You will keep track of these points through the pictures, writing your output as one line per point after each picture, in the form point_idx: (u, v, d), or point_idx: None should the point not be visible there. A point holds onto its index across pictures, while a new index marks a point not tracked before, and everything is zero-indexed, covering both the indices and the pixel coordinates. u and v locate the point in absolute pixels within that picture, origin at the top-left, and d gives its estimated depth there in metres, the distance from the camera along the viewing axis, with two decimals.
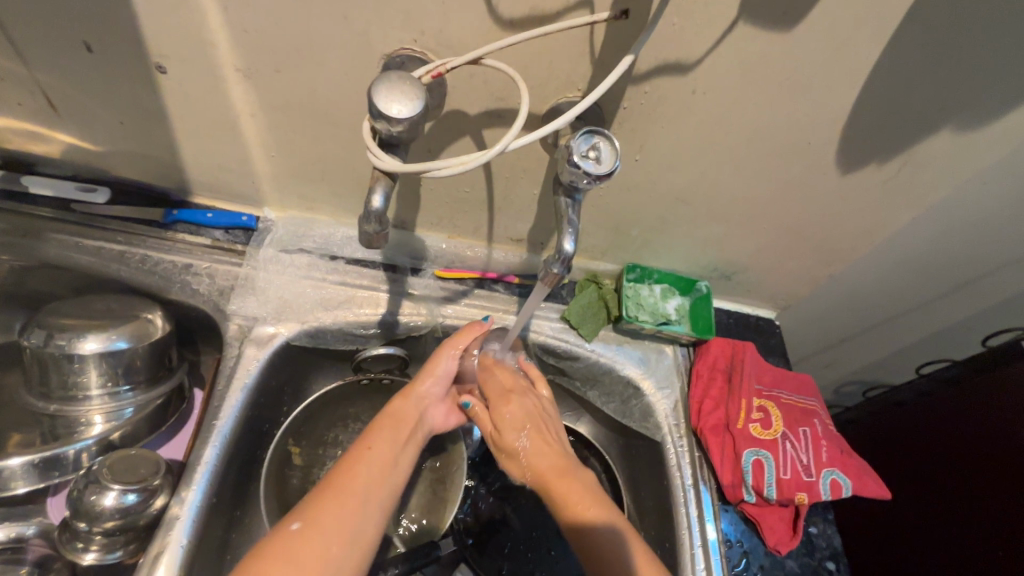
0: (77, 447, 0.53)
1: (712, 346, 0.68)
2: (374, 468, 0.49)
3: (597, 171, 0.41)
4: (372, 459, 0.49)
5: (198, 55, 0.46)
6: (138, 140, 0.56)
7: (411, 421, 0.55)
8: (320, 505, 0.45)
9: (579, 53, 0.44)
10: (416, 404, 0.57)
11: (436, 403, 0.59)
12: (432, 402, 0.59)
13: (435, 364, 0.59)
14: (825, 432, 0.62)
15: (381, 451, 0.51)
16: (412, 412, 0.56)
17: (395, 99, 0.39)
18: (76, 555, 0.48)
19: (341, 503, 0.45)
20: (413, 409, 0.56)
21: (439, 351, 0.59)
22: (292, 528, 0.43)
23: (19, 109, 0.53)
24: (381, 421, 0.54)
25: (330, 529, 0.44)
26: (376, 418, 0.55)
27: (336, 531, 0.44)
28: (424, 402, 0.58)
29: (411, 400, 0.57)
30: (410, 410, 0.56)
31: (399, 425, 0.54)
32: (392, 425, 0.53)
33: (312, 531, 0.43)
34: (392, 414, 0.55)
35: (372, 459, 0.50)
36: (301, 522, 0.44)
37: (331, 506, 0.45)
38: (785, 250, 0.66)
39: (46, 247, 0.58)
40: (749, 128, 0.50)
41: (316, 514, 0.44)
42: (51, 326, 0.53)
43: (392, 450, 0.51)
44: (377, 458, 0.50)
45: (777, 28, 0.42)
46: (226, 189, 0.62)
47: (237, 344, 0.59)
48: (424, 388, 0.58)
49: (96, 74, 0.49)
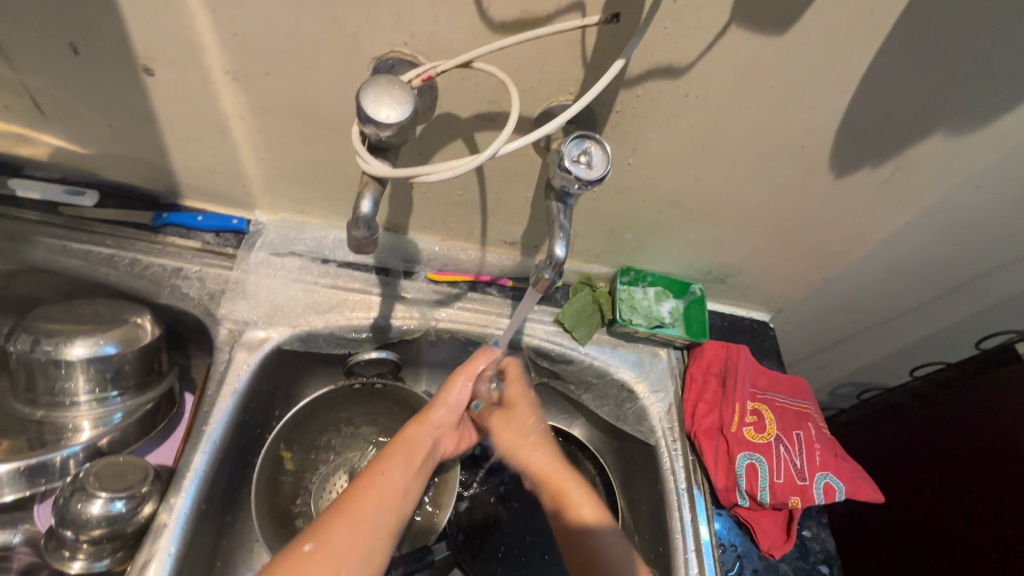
0: (63, 453, 0.52)
1: (706, 350, 0.68)
2: (385, 494, 0.49)
3: (588, 176, 0.41)
4: (385, 487, 0.50)
5: (187, 58, 0.46)
6: (126, 143, 0.55)
7: (425, 447, 0.55)
8: (332, 527, 0.46)
9: (570, 57, 0.44)
10: (430, 429, 0.56)
11: (450, 429, 0.59)
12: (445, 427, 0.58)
13: (448, 393, 0.58)
14: (818, 435, 0.62)
15: (394, 478, 0.51)
16: (427, 438, 0.56)
17: (384, 103, 0.39)
18: (63, 563, 0.47)
19: (353, 525, 0.46)
20: (428, 435, 0.56)
21: (455, 376, 0.59)
22: (303, 549, 0.44)
23: (5, 111, 0.53)
24: (394, 447, 0.53)
25: (339, 553, 0.44)
26: (391, 442, 0.54)
27: (346, 555, 0.45)
28: (439, 427, 0.57)
29: (425, 426, 0.56)
30: (424, 436, 0.56)
31: (413, 450, 0.54)
32: (407, 451, 0.53)
33: (323, 553, 0.44)
34: (406, 440, 0.54)
35: (385, 485, 0.50)
36: (312, 544, 0.44)
37: (342, 530, 0.46)
38: (778, 253, 0.66)
39: (33, 251, 0.57)
40: (742, 131, 0.50)
41: (328, 537, 0.45)
42: (38, 331, 0.52)
43: (404, 477, 0.51)
44: (390, 485, 0.50)
45: (770, 31, 0.42)
46: (217, 192, 0.62)
47: (227, 348, 0.59)
48: (440, 415, 0.57)
49: (83, 76, 0.48)
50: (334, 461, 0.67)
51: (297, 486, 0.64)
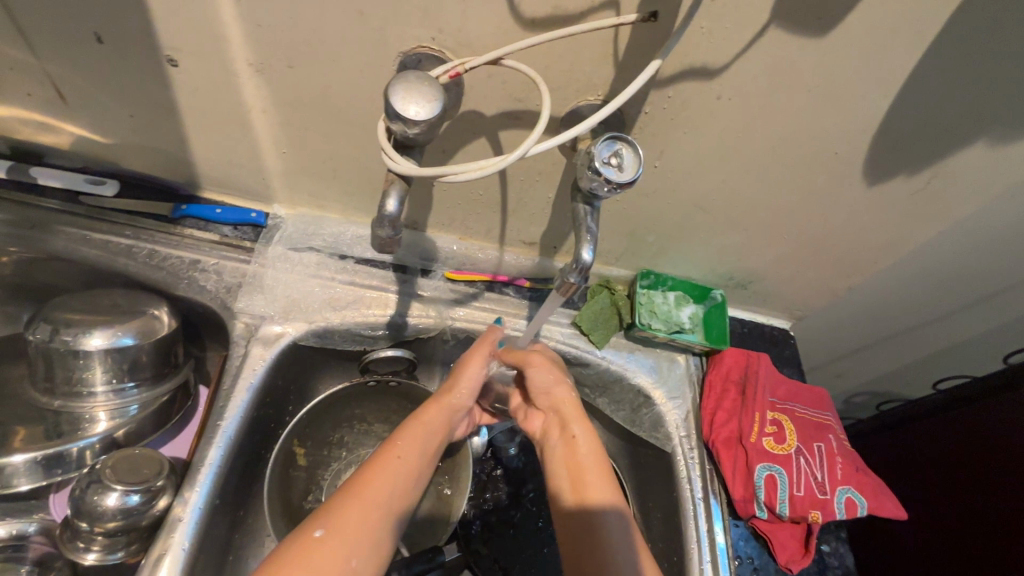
0: (80, 444, 0.52)
1: (726, 357, 0.67)
2: (399, 479, 0.48)
3: (619, 179, 0.40)
4: (400, 470, 0.48)
5: (211, 49, 0.45)
6: (147, 133, 0.55)
7: (439, 429, 0.54)
8: (344, 510, 0.44)
9: (602, 55, 0.42)
10: (446, 412, 0.55)
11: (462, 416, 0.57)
12: (462, 409, 0.57)
13: (464, 374, 0.57)
14: (840, 448, 0.61)
15: (408, 460, 0.49)
16: (442, 421, 0.54)
17: (413, 100, 0.38)
18: (78, 554, 0.47)
19: (363, 513, 0.44)
20: (445, 418, 0.55)
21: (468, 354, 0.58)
22: (314, 535, 0.42)
23: (28, 99, 0.53)
24: (409, 428, 0.52)
25: (354, 540, 0.43)
26: (402, 423, 0.53)
27: (360, 541, 0.43)
28: (455, 409, 0.56)
29: (442, 408, 0.55)
30: (439, 418, 0.54)
31: (428, 433, 0.52)
32: (421, 433, 0.52)
33: (334, 538, 0.42)
34: (424, 420, 0.53)
35: (400, 467, 0.48)
36: (324, 529, 0.42)
37: (352, 514, 0.44)
38: (804, 260, 0.64)
39: (54, 240, 0.57)
40: (774, 137, 0.49)
41: (341, 521, 0.43)
42: (57, 321, 0.52)
43: (417, 461, 0.50)
44: (405, 470, 0.48)
45: (810, 33, 0.40)
46: (236, 184, 0.61)
47: (243, 343, 0.58)
48: (458, 398, 0.56)
49: (107, 65, 0.48)
50: (346, 457, 0.67)
51: (310, 482, 0.64)
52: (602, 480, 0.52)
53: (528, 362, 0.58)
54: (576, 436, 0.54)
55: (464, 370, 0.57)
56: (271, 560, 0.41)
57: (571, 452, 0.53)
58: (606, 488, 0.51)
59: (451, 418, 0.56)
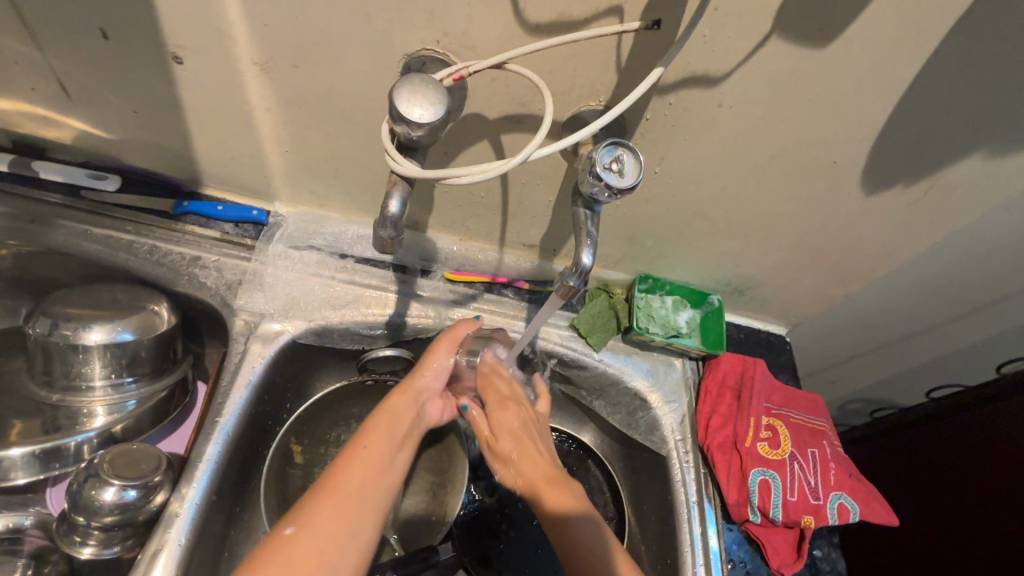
0: (78, 439, 0.52)
1: (722, 362, 0.67)
2: (368, 469, 0.48)
3: (620, 184, 0.40)
4: (369, 459, 0.48)
5: (217, 47, 0.46)
6: (150, 129, 0.55)
7: (408, 417, 0.54)
8: (314, 507, 0.44)
9: (605, 61, 0.43)
10: (414, 400, 0.56)
11: (432, 401, 0.58)
12: (430, 395, 0.58)
13: (429, 359, 0.58)
14: (833, 454, 0.61)
15: (376, 449, 0.50)
16: (410, 408, 0.55)
17: (418, 103, 0.38)
18: (74, 548, 0.48)
19: (336, 505, 0.44)
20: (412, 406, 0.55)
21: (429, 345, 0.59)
22: (286, 532, 0.42)
23: (32, 93, 0.53)
24: (376, 420, 0.52)
25: (325, 532, 0.43)
26: (372, 415, 0.53)
27: (333, 532, 0.43)
28: (421, 396, 0.56)
29: (408, 397, 0.55)
30: (407, 408, 0.55)
31: (396, 421, 0.53)
32: (389, 423, 0.52)
33: (305, 533, 0.42)
34: (390, 411, 0.53)
35: (368, 458, 0.49)
36: (295, 527, 0.42)
37: (324, 510, 0.44)
38: (802, 267, 0.64)
39: (54, 234, 0.57)
40: (773, 145, 0.49)
41: (312, 516, 0.43)
42: (57, 315, 0.52)
43: (386, 447, 0.50)
44: (373, 459, 0.49)
45: (812, 43, 0.41)
46: (238, 182, 0.61)
47: (243, 340, 0.59)
48: (423, 385, 0.57)
49: (111, 61, 0.48)
50: None
51: (307, 481, 0.63)
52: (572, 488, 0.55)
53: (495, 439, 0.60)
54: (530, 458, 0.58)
55: (424, 360, 0.58)
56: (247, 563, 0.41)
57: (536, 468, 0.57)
58: (570, 492, 0.55)
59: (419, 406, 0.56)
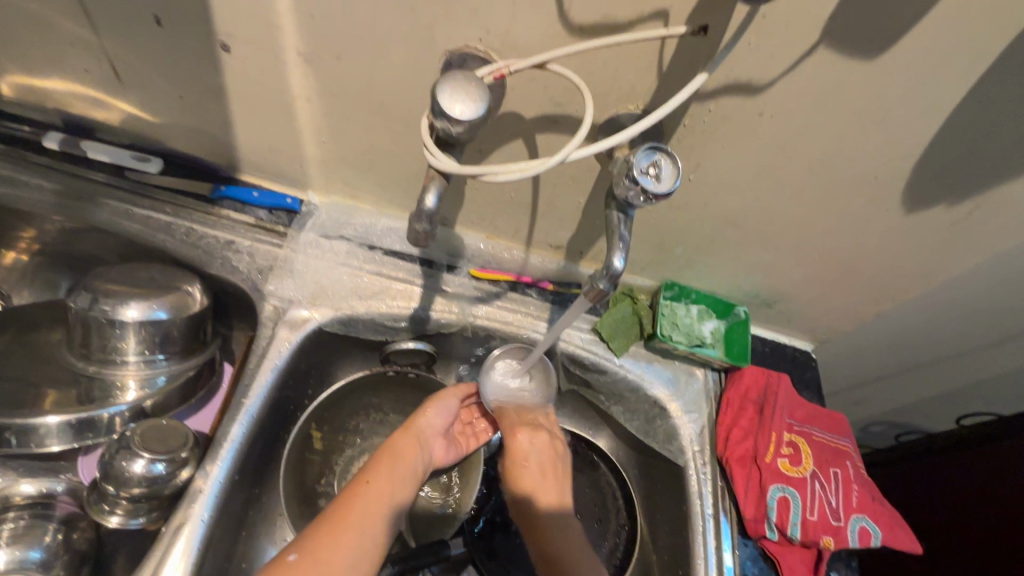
0: (110, 411, 0.54)
1: (745, 375, 0.66)
2: (371, 501, 0.50)
3: (656, 190, 0.40)
4: (370, 494, 0.50)
5: (264, 37, 0.47)
6: (194, 114, 0.57)
7: (411, 455, 0.56)
8: (315, 538, 0.46)
9: (646, 65, 0.43)
10: (417, 441, 0.58)
11: (435, 440, 0.60)
12: (432, 435, 0.60)
13: (432, 401, 0.61)
14: (857, 476, 0.60)
15: (378, 484, 0.52)
16: (413, 447, 0.57)
17: (460, 99, 0.38)
18: (102, 516, 0.49)
19: (338, 534, 0.46)
20: (414, 445, 0.57)
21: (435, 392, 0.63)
22: (288, 559, 0.44)
23: (85, 75, 0.55)
24: (380, 457, 0.55)
25: (326, 561, 0.44)
26: (376, 454, 0.55)
27: (334, 561, 0.44)
28: (424, 437, 0.59)
29: (410, 436, 0.58)
30: (410, 446, 0.57)
31: (399, 460, 0.55)
32: (392, 459, 0.54)
33: (306, 561, 0.44)
34: (393, 448, 0.56)
35: (369, 492, 0.50)
36: (297, 554, 0.44)
37: (326, 540, 0.46)
38: (833, 283, 0.63)
39: (98, 212, 0.59)
40: (813, 157, 0.48)
41: (315, 547, 0.45)
42: (97, 290, 0.54)
43: (390, 482, 0.52)
44: (376, 494, 0.51)
45: (860, 55, 0.40)
46: (274, 170, 0.62)
47: (271, 325, 0.60)
48: (423, 425, 0.59)
49: (163, 47, 0.49)
50: (359, 445, 0.68)
51: (324, 466, 0.65)
52: (570, 531, 0.58)
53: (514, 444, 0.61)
54: (541, 489, 0.59)
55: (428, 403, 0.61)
56: None
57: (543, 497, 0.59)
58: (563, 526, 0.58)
59: (421, 446, 0.58)
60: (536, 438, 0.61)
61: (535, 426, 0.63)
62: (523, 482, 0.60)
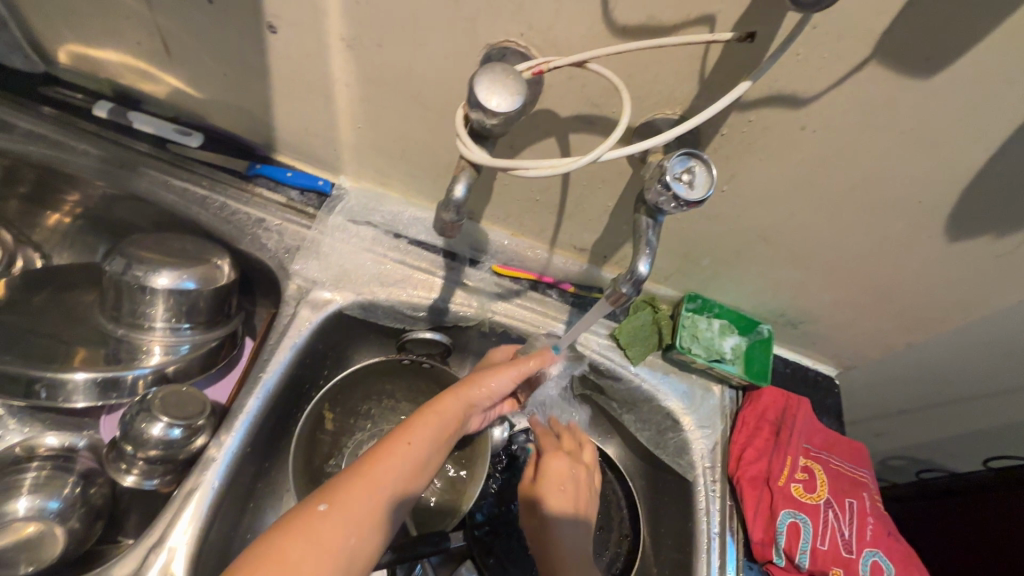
0: (134, 373, 0.55)
1: (764, 395, 0.64)
2: (406, 463, 0.47)
3: (688, 197, 0.39)
4: (410, 456, 0.48)
5: (310, 20, 0.47)
6: (237, 93, 0.58)
7: (452, 424, 0.53)
8: (347, 488, 0.44)
9: (688, 70, 0.42)
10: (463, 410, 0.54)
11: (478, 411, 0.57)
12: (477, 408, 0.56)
13: (491, 376, 0.57)
14: (873, 508, 0.58)
15: (417, 448, 0.49)
16: (458, 416, 0.54)
17: (498, 92, 0.38)
18: (118, 475, 0.51)
19: (370, 489, 0.44)
20: (459, 411, 0.54)
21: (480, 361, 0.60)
22: (319, 508, 0.42)
23: (137, 48, 0.56)
24: (423, 415, 0.52)
25: (355, 515, 0.43)
26: (419, 411, 0.53)
27: (361, 515, 0.43)
28: (470, 407, 0.55)
29: (458, 401, 0.54)
30: (454, 411, 0.54)
31: (442, 426, 0.52)
32: (437, 424, 0.51)
33: (336, 513, 0.42)
34: (438, 409, 0.53)
35: (408, 452, 0.48)
36: (327, 504, 0.43)
37: (358, 492, 0.44)
38: (863, 308, 0.61)
39: (137, 179, 0.61)
40: (852, 176, 0.47)
41: (346, 497, 0.43)
42: (131, 256, 0.56)
43: (427, 448, 0.50)
44: (414, 457, 0.48)
45: (912, 74, 0.39)
46: (309, 152, 0.64)
47: (294, 303, 0.61)
48: (474, 395, 0.55)
49: (212, 24, 0.51)
50: (369, 429, 0.69)
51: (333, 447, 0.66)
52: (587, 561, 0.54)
53: (551, 462, 0.59)
54: (569, 516, 0.56)
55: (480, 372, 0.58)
56: (273, 531, 0.41)
57: (572, 522, 0.56)
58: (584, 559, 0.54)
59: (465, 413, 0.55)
60: (574, 465, 0.60)
61: (573, 454, 0.61)
62: (553, 499, 0.57)
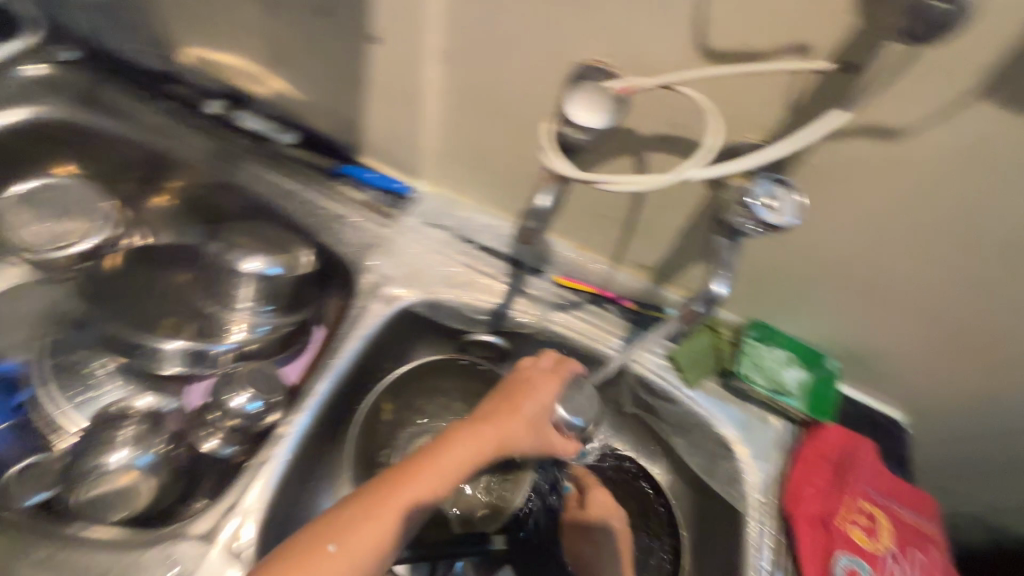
0: (217, 348, 0.60)
1: (827, 433, 0.62)
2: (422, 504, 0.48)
3: (773, 221, 0.40)
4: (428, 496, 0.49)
5: (410, 34, 0.51)
6: (333, 97, 0.63)
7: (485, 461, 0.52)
8: (358, 531, 0.46)
9: (775, 95, 0.42)
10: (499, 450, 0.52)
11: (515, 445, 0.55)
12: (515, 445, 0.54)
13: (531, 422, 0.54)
14: (939, 564, 0.56)
15: (439, 488, 0.49)
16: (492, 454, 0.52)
17: (582, 108, 0.41)
18: (200, 440, 0.55)
19: (378, 535, 0.46)
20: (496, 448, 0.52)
21: (527, 386, 0.55)
22: (328, 549, 0.45)
23: (253, 53, 0.63)
24: (454, 448, 0.51)
25: (361, 558, 0.45)
26: (452, 439, 0.51)
27: (366, 559, 0.45)
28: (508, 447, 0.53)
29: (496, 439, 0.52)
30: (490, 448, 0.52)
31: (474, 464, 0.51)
32: (468, 464, 0.50)
33: (343, 557, 0.45)
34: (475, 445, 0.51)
35: (428, 493, 0.49)
36: (336, 545, 0.45)
37: (366, 535, 0.46)
38: (945, 356, 0.57)
39: (239, 171, 0.66)
40: (943, 212, 0.45)
41: (354, 541, 0.45)
42: (229, 240, 0.62)
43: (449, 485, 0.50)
44: (431, 497, 0.49)
45: (1016, 109, 0.37)
46: (392, 155, 0.68)
47: (365, 297, 0.63)
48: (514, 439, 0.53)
49: (321, 35, 0.56)
50: (424, 425, 0.69)
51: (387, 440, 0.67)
52: None
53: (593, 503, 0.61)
54: None
55: (528, 411, 0.54)
56: (282, 554, 0.45)
57: None
58: None
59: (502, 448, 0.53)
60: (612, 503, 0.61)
61: None
62: None
